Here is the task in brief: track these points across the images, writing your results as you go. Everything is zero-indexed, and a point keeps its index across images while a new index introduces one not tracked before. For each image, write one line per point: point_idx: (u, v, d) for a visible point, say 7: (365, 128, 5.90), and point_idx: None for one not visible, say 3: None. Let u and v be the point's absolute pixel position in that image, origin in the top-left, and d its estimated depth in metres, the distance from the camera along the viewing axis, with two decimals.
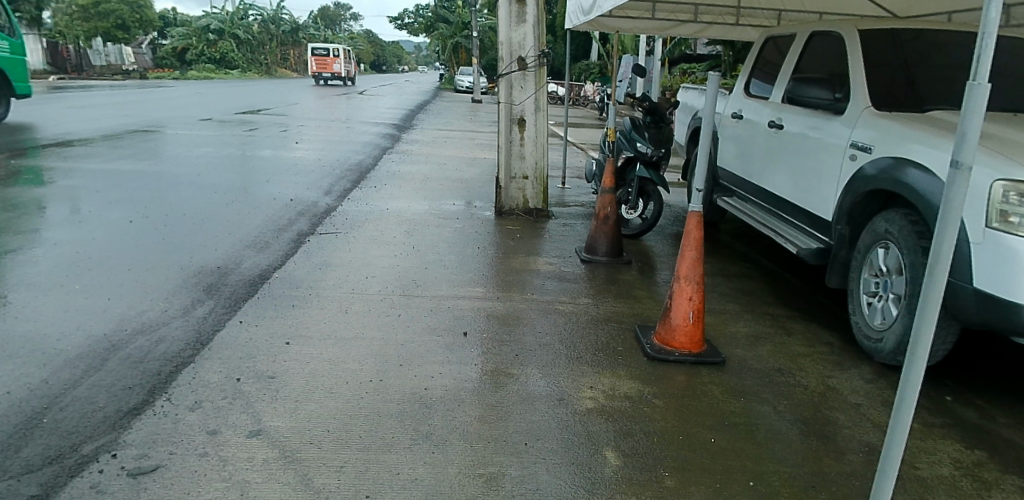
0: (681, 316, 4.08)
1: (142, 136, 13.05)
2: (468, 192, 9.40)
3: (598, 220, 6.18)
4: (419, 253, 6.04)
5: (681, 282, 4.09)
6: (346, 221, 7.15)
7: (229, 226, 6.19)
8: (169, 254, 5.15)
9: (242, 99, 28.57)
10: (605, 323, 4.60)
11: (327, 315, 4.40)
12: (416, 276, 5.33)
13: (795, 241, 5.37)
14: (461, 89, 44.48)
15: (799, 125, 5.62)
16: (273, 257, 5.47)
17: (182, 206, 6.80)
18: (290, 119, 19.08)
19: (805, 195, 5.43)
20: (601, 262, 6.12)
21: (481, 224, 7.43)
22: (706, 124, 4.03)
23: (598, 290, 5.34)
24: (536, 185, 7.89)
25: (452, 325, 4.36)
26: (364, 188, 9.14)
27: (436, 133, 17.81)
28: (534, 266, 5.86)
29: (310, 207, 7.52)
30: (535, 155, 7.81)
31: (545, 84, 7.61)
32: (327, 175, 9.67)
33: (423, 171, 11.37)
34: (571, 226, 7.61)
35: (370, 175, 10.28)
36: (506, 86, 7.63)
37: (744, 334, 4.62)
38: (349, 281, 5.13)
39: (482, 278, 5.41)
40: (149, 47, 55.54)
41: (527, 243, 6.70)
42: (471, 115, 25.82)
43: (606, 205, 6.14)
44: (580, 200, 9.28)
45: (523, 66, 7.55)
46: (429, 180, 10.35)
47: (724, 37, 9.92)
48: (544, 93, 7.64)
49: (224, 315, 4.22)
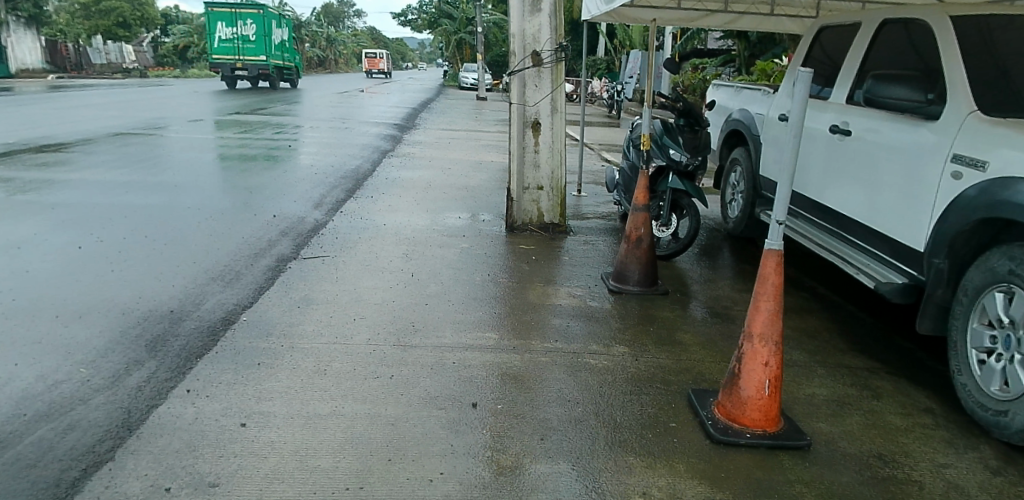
0: (755, 386, 3.17)
1: (123, 138, 12.11)
2: (475, 202, 8.47)
3: (630, 242, 5.25)
4: (419, 284, 5.11)
5: (754, 342, 3.18)
6: (335, 241, 6.24)
7: (194, 250, 5.28)
8: (112, 293, 4.23)
9: (239, 98, 27.65)
10: (649, 384, 3.69)
11: (300, 380, 3.48)
12: (415, 318, 4.41)
13: (872, 273, 4.46)
14: (465, 86, 43.52)
15: (873, 132, 4.70)
16: (241, 293, 4.57)
17: (143, 225, 5.88)
18: (286, 120, 18.14)
19: (884, 217, 4.52)
20: (633, 293, 5.20)
21: (491, 243, 6.51)
22: (791, 139, 3.01)
23: (634, 332, 4.43)
24: (553, 197, 6.98)
25: (457, 391, 3.45)
26: (359, 198, 8.22)
27: (439, 134, 16.86)
28: (555, 300, 4.95)
29: (295, 224, 6.61)
30: (552, 163, 6.89)
31: (564, 81, 6.68)
32: (318, 184, 8.74)
33: (425, 177, 10.43)
34: (593, 244, 6.70)
35: (367, 182, 9.35)
36: (519, 84, 6.70)
37: (823, 399, 3.71)
38: (333, 326, 4.20)
39: (494, 319, 4.49)
40: (148, 46, 54.67)
41: (545, 268, 5.79)
42: (475, 113, 24.87)
43: (639, 225, 5.22)
44: (599, 210, 8.35)
45: (539, 62, 6.63)
46: (432, 188, 9.42)
47: (756, 27, 8.90)
48: (562, 92, 6.72)
49: (168, 381, 3.32)
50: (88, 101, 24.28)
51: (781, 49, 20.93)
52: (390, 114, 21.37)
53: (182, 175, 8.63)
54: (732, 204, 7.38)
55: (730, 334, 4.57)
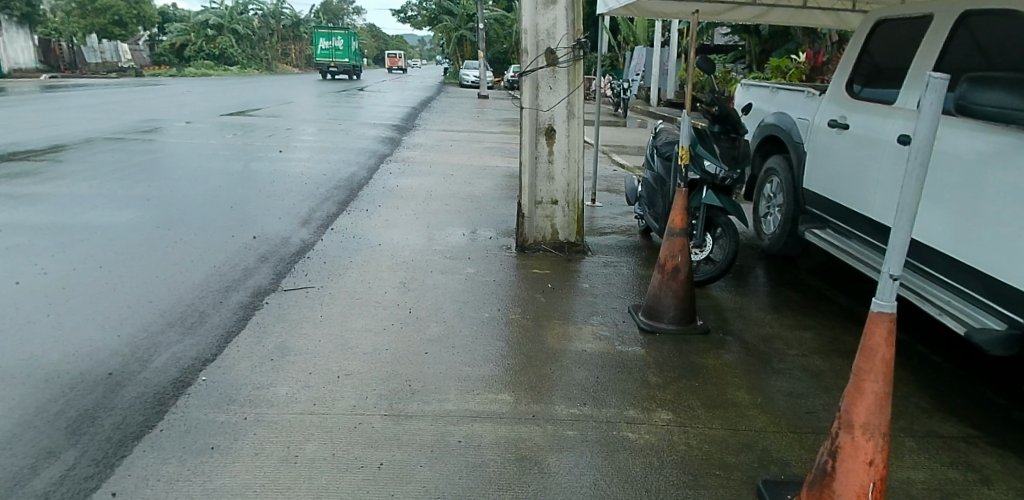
0: (855, 490, 2.42)
1: (104, 143, 11.36)
2: (480, 215, 7.70)
3: (663, 273, 4.50)
4: (417, 324, 4.35)
5: (855, 433, 2.44)
6: (321, 266, 5.48)
7: (155, 283, 4.54)
8: (40, 348, 3.51)
9: (233, 97, 26.89)
10: (704, 470, 2.93)
11: (261, 473, 2.73)
12: (412, 373, 3.65)
13: (960, 316, 3.70)
14: (467, 83, 42.66)
15: (959, 143, 3.92)
16: (202, 341, 3.82)
17: (101, 251, 5.15)
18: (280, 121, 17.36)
19: (978, 248, 3.74)
20: (669, 333, 4.45)
21: (499, 267, 5.75)
22: (914, 168, 2.29)
23: (674, 388, 3.68)
24: (570, 213, 6.24)
25: (461, 490, 2.70)
26: (352, 212, 7.45)
27: (440, 135, 16.06)
28: (578, 343, 4.19)
29: (278, 245, 5.87)
30: (568, 175, 6.14)
31: (582, 83, 5.91)
32: (308, 195, 7.98)
33: (425, 185, 9.66)
34: (615, 267, 5.94)
35: (362, 192, 8.58)
36: (531, 86, 5.94)
37: (921, 489, 2.94)
38: (310, 387, 3.44)
39: (507, 373, 3.73)
40: (145, 44, 53.83)
41: (563, 299, 5.03)
42: (477, 112, 24.07)
43: (675, 252, 4.45)
44: (618, 224, 7.59)
45: (554, 61, 5.86)
46: (432, 198, 8.64)
47: (788, 21, 8.11)
48: (580, 95, 5.96)
49: (87, 482, 2.60)
50: (79, 101, 23.56)
51: (793, 46, 20.09)
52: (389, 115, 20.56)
53: (159, 186, 7.88)
54: (768, 220, 6.61)
55: (791, 389, 3.80)
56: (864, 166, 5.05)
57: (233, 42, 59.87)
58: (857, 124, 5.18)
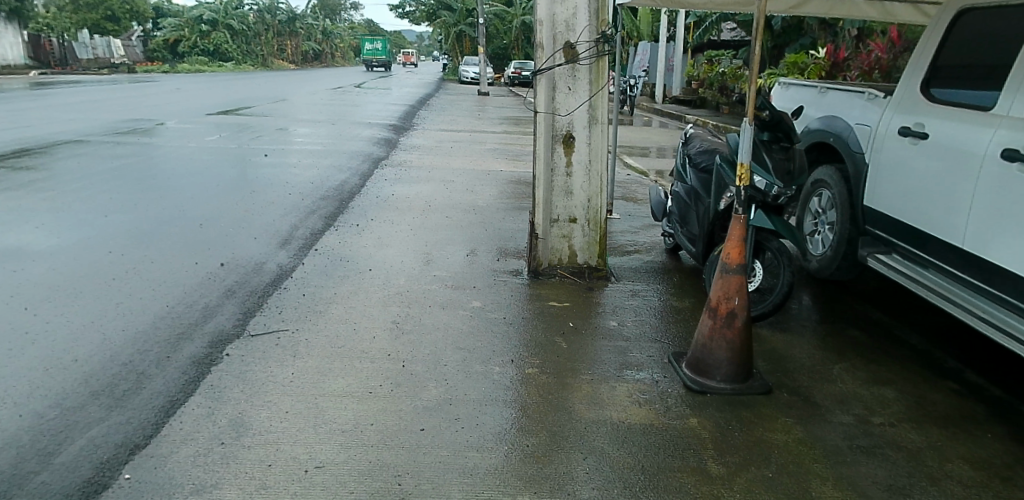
0: None
1: (74, 146, 10.48)
2: (484, 231, 6.86)
3: (715, 320, 3.66)
4: (411, 384, 3.51)
5: None
6: (298, 300, 4.63)
7: (87, 331, 3.70)
8: None
9: (224, 95, 25.95)
10: None
11: None
12: (402, 463, 2.82)
13: None
14: (466, 80, 41.70)
15: None
16: (134, 416, 2.99)
17: (34, 285, 4.31)
18: (270, 122, 16.48)
19: None
20: (723, 395, 3.59)
21: (509, 299, 4.91)
22: None
23: (743, 483, 2.85)
24: (590, 233, 5.43)
25: None
26: (340, 228, 6.60)
27: (440, 136, 15.20)
28: (612, 410, 3.36)
29: (250, 271, 5.03)
30: (589, 189, 5.34)
31: (607, 83, 5.09)
32: (292, 208, 7.14)
33: (424, 193, 8.81)
34: (644, 298, 5.10)
35: (354, 203, 7.77)
36: (547, 87, 5.11)
37: None
38: (267, 489, 2.61)
39: (525, 460, 2.89)
40: (139, 40, 52.71)
41: (588, 342, 4.20)
42: (478, 110, 23.18)
43: (730, 294, 3.62)
44: (640, 241, 6.76)
45: (574, 57, 5.05)
46: (431, 209, 7.80)
47: (830, 12, 7.27)
48: (604, 97, 5.14)
49: None
50: (63, 99, 22.66)
51: (807, 40, 19.26)
52: (386, 113, 19.67)
53: (124, 198, 7.03)
54: (817, 240, 5.78)
55: (889, 482, 2.96)
56: (950, 182, 4.24)
57: (228, 38, 58.81)
58: (941, 133, 4.36)
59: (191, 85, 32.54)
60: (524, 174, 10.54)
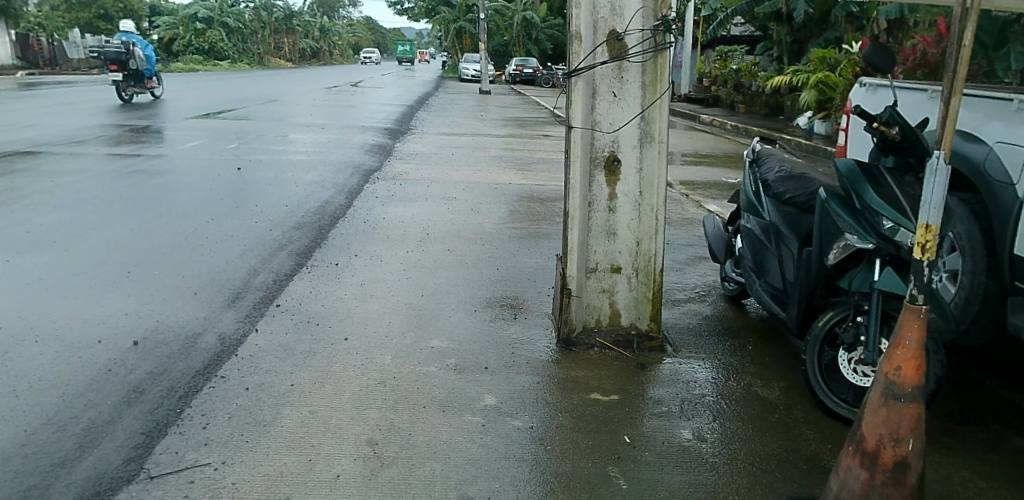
0: None
1: (18, 160, 9.08)
2: (494, 273, 5.50)
3: (873, 470, 2.34)
4: None
5: None
6: (235, 400, 3.26)
7: None
8: None
9: (213, 96, 24.57)
10: None
11: None
12: None
13: None
14: (466, 77, 40.44)
15: None
16: None
17: None
18: (255, 126, 15.14)
19: None
20: None
21: (535, 388, 3.56)
22: None
23: None
24: (640, 286, 4.11)
25: None
26: (314, 272, 5.25)
27: (439, 141, 13.88)
28: None
29: (178, 349, 3.67)
30: (638, 229, 4.02)
31: (666, 88, 3.76)
32: (256, 241, 5.80)
33: (420, 215, 7.47)
34: (721, 382, 3.75)
35: (335, 232, 6.43)
36: (585, 92, 3.76)
37: None
38: None
39: None
40: (133, 39, 51.33)
41: (658, 476, 2.83)
42: (480, 110, 21.78)
43: (900, 435, 2.33)
44: (692, 286, 5.39)
45: (620, 52, 3.71)
46: (427, 238, 6.46)
47: None
48: (661, 107, 3.81)
49: None
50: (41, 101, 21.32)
51: (834, 34, 17.80)
52: (382, 116, 18.35)
53: (46, 231, 5.67)
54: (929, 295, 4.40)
55: None
56: None
57: (223, 36, 57.31)
58: None
59: (186, 84, 31.08)
60: (536, 189, 9.16)
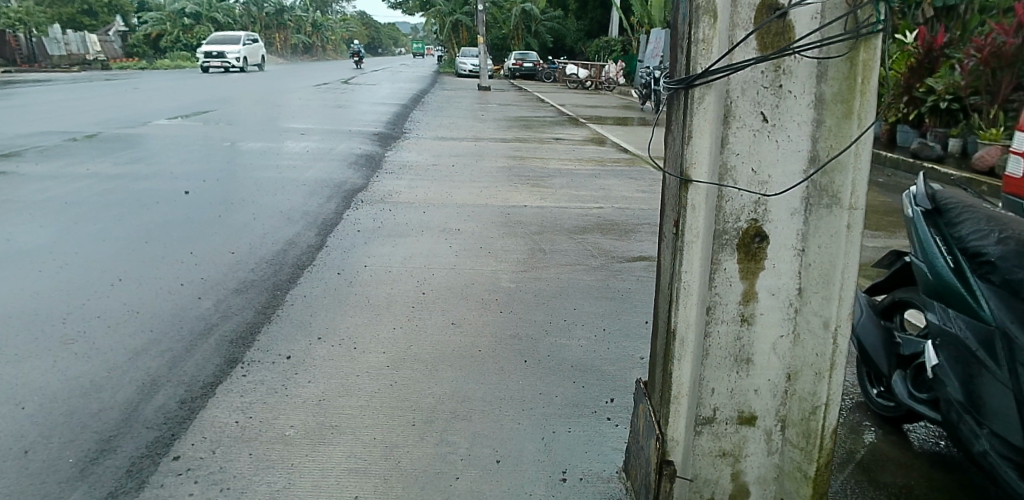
0: None
1: None
2: (520, 369, 3.70)
3: None
4: None
5: None
6: None
7: None
8: None
9: (193, 95, 22.65)
10: None
11: None
12: None
13: None
14: (463, 73, 38.55)
15: None
16: None
17: None
18: (228, 131, 13.31)
19: None
20: None
21: None
22: None
23: None
24: (786, 449, 2.37)
25: None
26: (248, 377, 3.47)
27: (436, 147, 12.09)
28: None
29: None
30: (791, 356, 2.29)
31: (871, 109, 2.01)
32: (173, 316, 4.06)
33: (411, 258, 5.68)
34: None
35: (293, 293, 4.65)
36: (717, 111, 2.01)
37: None
38: None
39: None
40: (117, 35, 49.20)
41: None
42: (481, 109, 19.96)
43: None
44: None
45: (782, 41, 1.99)
46: (419, 301, 4.67)
47: None
48: (859, 145, 2.04)
49: None
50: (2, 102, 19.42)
51: None
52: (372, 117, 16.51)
53: None
54: None
55: None
56: None
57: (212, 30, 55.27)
58: None
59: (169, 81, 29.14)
60: (557, 215, 7.34)
